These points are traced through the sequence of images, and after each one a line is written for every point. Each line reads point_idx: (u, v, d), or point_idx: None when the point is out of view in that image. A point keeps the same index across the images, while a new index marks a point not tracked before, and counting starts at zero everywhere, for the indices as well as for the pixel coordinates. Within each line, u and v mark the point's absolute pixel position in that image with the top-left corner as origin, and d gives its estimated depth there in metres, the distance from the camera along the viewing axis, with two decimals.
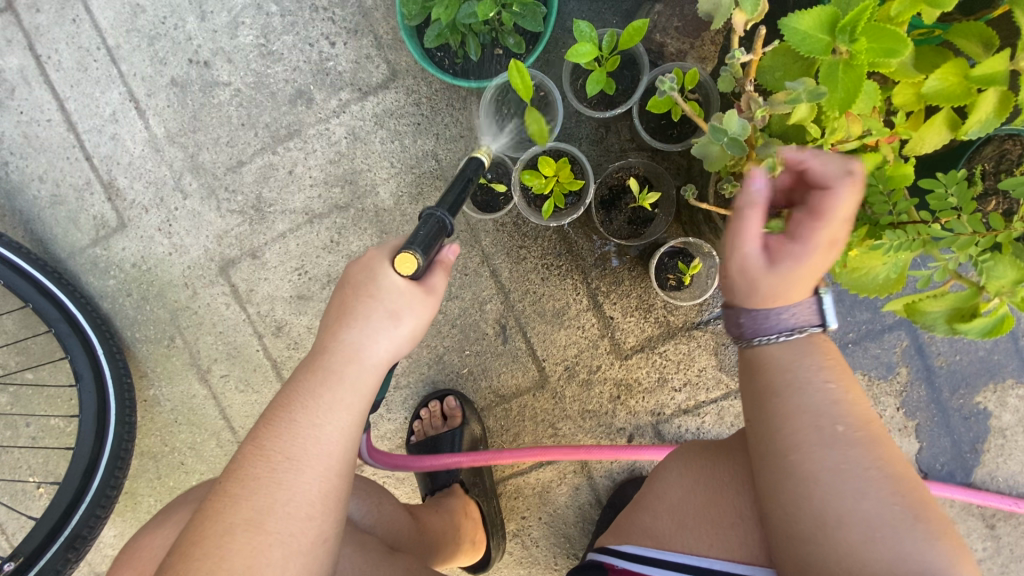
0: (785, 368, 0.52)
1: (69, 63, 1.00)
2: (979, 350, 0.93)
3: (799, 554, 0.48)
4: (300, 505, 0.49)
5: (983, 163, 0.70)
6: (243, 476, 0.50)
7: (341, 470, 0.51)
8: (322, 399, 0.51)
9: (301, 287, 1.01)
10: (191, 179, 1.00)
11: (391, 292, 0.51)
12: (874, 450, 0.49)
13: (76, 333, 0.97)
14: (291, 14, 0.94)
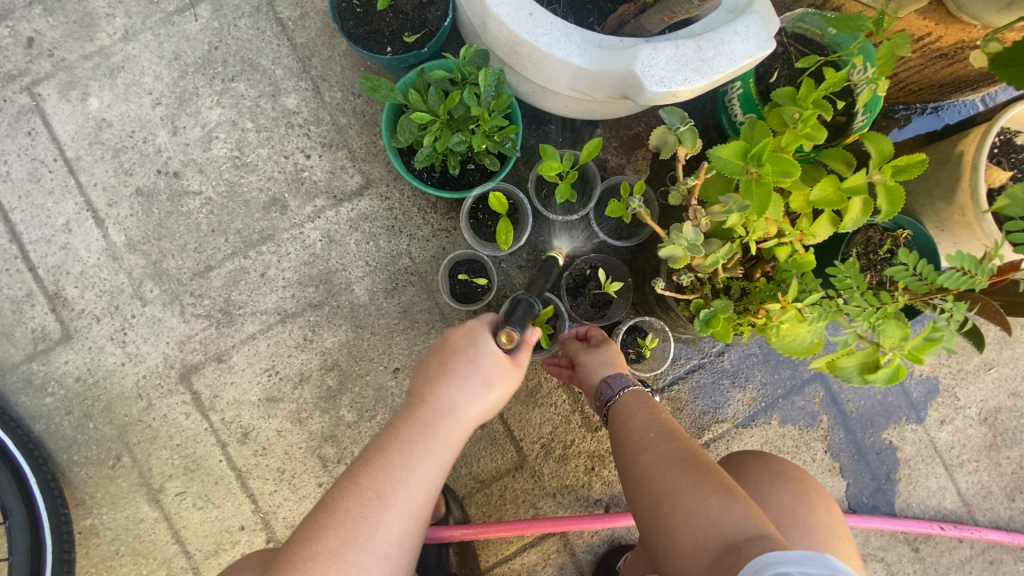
0: (626, 425, 0.72)
1: (20, 174, 0.99)
2: (877, 394, 1.12)
3: (662, 549, 0.58)
4: (381, 543, 0.57)
5: (856, 246, 0.91)
6: (334, 508, 0.57)
7: (420, 515, 0.59)
8: (416, 447, 0.60)
9: (272, 389, 0.99)
10: (153, 286, 0.98)
11: (488, 362, 0.64)
12: (696, 458, 0.63)
13: (6, 462, 0.90)
14: (266, 129, 1.01)
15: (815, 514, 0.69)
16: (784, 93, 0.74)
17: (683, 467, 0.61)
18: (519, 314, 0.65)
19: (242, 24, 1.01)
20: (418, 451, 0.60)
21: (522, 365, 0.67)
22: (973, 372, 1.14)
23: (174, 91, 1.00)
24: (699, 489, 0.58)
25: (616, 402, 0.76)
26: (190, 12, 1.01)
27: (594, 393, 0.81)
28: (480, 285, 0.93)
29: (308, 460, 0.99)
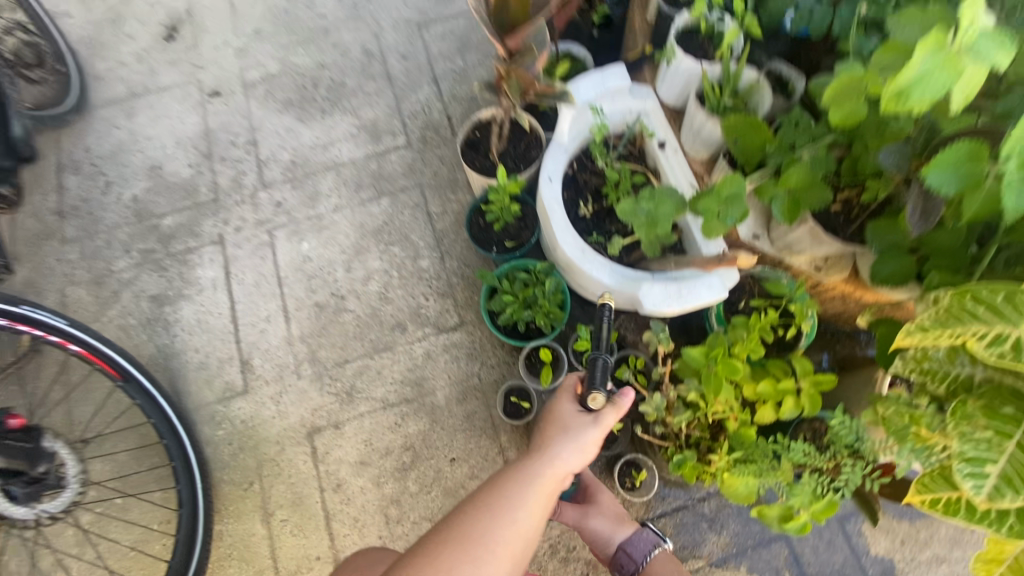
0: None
1: (248, 281, 1.55)
2: (837, 564, 1.33)
3: None
4: (501, 532, 0.81)
5: (804, 431, 1.24)
6: (472, 505, 0.84)
7: (528, 522, 0.83)
8: (529, 471, 0.87)
9: (365, 455, 1.39)
10: (307, 366, 1.46)
11: (579, 422, 0.92)
12: None
13: (187, 469, 1.26)
14: (404, 278, 1.53)
15: None
16: (741, 321, 1.15)
17: None
18: (600, 376, 0.91)
19: (406, 212, 1.60)
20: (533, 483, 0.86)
21: (608, 423, 0.92)
22: (924, 562, 1.33)
23: (354, 246, 1.57)
24: None
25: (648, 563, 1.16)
26: (377, 201, 1.61)
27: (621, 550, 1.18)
28: (525, 407, 1.36)
29: (377, 515, 1.35)
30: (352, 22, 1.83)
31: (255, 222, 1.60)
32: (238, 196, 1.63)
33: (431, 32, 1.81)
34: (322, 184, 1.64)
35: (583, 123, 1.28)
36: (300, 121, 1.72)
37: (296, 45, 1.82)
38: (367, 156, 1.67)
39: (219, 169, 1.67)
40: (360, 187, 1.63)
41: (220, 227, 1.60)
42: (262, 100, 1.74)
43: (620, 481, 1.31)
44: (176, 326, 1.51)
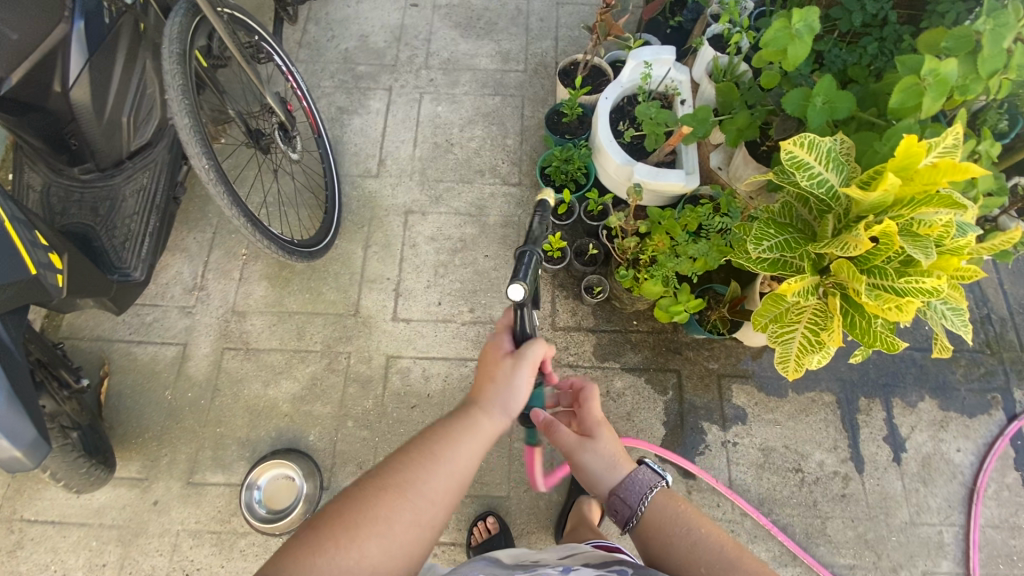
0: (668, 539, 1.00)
1: (399, 116, 2.38)
2: (709, 400, 1.95)
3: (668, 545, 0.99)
4: (439, 478, 0.91)
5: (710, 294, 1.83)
6: (406, 473, 0.89)
7: (460, 476, 0.93)
8: (462, 430, 0.98)
9: (434, 235, 2.17)
10: (417, 175, 2.27)
11: (509, 378, 1.05)
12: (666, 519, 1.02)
13: (330, 192, 2.05)
14: (494, 146, 2.34)
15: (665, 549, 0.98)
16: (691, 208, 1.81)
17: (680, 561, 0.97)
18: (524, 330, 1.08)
19: (509, 110, 2.41)
20: (467, 427, 0.98)
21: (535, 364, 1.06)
22: (768, 419, 1.93)
23: (469, 119, 2.39)
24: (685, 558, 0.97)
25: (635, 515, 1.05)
26: (493, 98, 2.43)
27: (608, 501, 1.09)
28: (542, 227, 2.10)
29: (430, 268, 2.11)
30: None
31: (413, 86, 2.45)
32: (408, 68, 2.49)
33: (565, 9, 2.63)
34: (462, 77, 2.48)
35: (636, 73, 2.03)
36: (461, 37, 2.57)
37: None
38: (496, 70, 2.50)
39: (402, 49, 2.53)
40: (485, 87, 2.45)
41: (391, 82, 2.46)
42: (442, 18, 2.61)
43: (586, 290, 2.01)
44: (347, 128, 2.35)
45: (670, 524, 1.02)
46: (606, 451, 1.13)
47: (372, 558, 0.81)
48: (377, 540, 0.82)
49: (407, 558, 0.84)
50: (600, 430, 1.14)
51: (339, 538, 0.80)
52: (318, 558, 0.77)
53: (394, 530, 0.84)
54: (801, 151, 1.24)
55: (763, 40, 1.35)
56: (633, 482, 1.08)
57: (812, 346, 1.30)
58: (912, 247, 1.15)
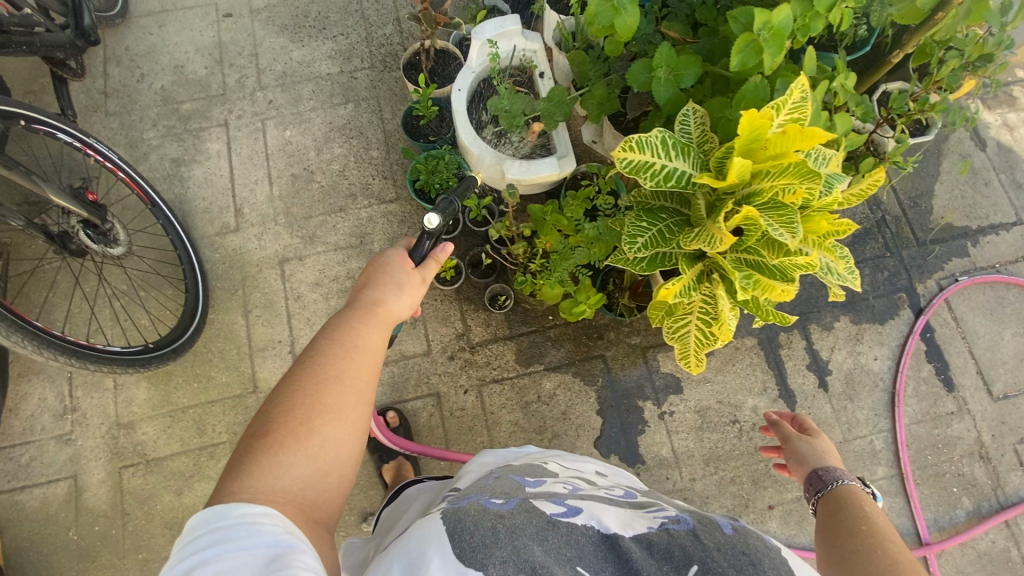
0: (862, 519, 0.92)
1: (244, 154, 2.10)
2: (638, 377, 1.93)
3: (853, 523, 0.91)
4: (363, 363, 0.92)
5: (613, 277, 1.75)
6: (327, 363, 0.89)
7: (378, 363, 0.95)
8: (374, 321, 0.98)
9: (317, 280, 1.97)
10: (282, 217, 2.03)
11: (406, 276, 1.06)
12: (864, 512, 0.94)
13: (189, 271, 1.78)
14: (358, 162, 2.10)
15: (857, 517, 0.92)
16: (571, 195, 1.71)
17: (854, 531, 0.89)
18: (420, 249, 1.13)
19: (365, 116, 2.16)
20: (377, 315, 0.99)
21: (428, 275, 1.11)
22: (698, 380, 1.93)
23: (324, 137, 2.12)
24: (857, 529, 0.89)
25: (846, 496, 1.00)
26: (345, 105, 2.17)
27: (813, 487, 1.08)
28: None
29: (323, 317, 1.94)
30: None
31: (251, 113, 2.15)
32: (240, 93, 2.18)
33: None
34: (305, 90, 2.18)
35: (484, 53, 1.83)
36: (292, 41, 2.26)
37: None
38: (340, 72, 2.21)
39: (228, 72, 2.20)
40: (333, 96, 2.18)
41: (226, 115, 2.15)
42: (264, 24, 2.27)
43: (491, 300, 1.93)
44: (189, 182, 2.06)
45: (858, 501, 0.98)
46: (825, 448, 1.17)
47: (333, 439, 0.84)
48: (335, 427, 0.84)
49: (361, 434, 0.88)
50: (822, 440, 1.19)
51: (290, 437, 0.80)
52: (283, 456, 0.79)
53: (348, 416, 0.86)
54: (635, 154, 1.12)
55: (586, 18, 1.19)
56: (826, 473, 1.09)
57: (708, 339, 1.25)
58: (776, 227, 1.05)
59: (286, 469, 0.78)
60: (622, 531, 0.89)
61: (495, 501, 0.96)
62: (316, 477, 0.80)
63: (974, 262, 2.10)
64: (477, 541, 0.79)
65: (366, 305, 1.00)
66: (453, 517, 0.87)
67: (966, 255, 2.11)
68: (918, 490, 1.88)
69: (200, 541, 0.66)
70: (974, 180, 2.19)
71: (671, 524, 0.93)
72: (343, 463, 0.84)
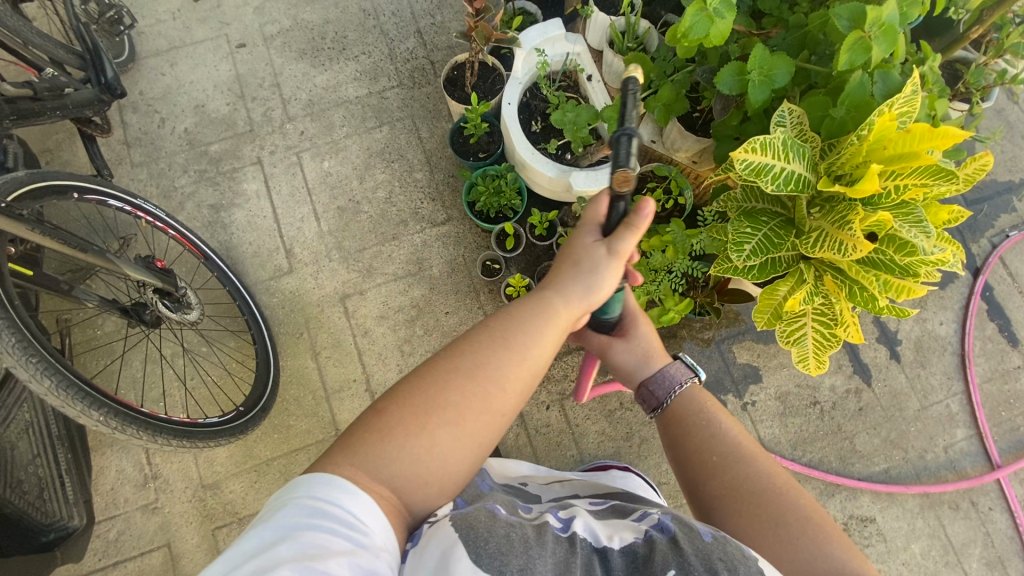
0: (704, 425, 1.03)
1: (285, 191, 2.03)
2: (716, 371, 1.93)
3: (706, 433, 1.02)
4: (504, 373, 0.85)
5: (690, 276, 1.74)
6: (474, 362, 0.85)
7: (529, 378, 0.88)
8: (534, 311, 0.91)
9: (382, 312, 1.93)
10: (335, 251, 1.98)
11: (597, 259, 0.95)
12: (705, 412, 1.05)
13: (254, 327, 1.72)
14: (404, 186, 2.05)
15: (717, 427, 1.02)
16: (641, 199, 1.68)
17: (719, 444, 0.99)
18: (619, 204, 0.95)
19: (402, 137, 2.09)
20: (546, 305, 0.92)
21: (623, 255, 0.95)
22: (775, 366, 1.95)
23: (364, 165, 2.06)
24: (718, 441, 1.00)
25: (677, 404, 1.07)
26: (379, 128, 2.10)
27: (645, 396, 1.11)
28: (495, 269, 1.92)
29: (394, 350, 1.90)
30: None
31: (284, 147, 2.08)
32: (268, 128, 2.09)
33: None
34: (335, 117, 2.11)
35: (531, 63, 1.78)
36: (313, 67, 2.17)
37: (304, 3, 2.23)
38: (368, 94, 2.14)
39: (252, 107, 2.11)
40: (365, 119, 2.11)
41: (257, 152, 2.07)
42: (281, 51, 2.18)
43: None
44: (232, 227, 1.99)
45: (694, 413, 1.05)
46: (639, 347, 1.15)
47: (444, 449, 0.81)
48: (447, 433, 0.80)
49: (477, 450, 0.84)
50: (631, 331, 1.16)
51: (410, 426, 0.80)
52: (392, 447, 0.78)
53: (467, 431, 0.82)
54: (755, 155, 1.10)
55: (680, 29, 1.15)
56: (654, 380, 1.10)
57: (828, 341, 1.24)
58: (908, 229, 1.04)
59: (393, 458, 0.78)
60: (609, 542, 0.89)
61: (500, 512, 0.94)
62: (417, 483, 0.79)
63: (1022, 215, 2.13)
64: (494, 547, 0.79)
65: (535, 300, 0.92)
66: (466, 524, 0.83)
67: (1013, 210, 2.14)
68: (998, 446, 1.92)
69: (289, 512, 0.71)
70: (1012, 132, 2.20)
71: (656, 533, 0.90)
72: (441, 472, 0.81)
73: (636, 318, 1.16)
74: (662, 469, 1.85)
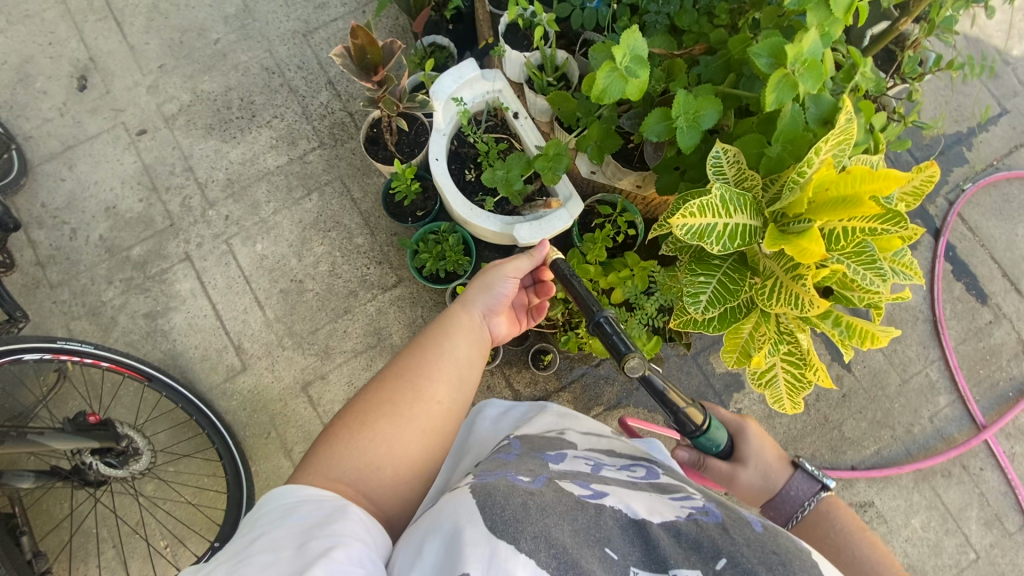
0: (841, 539, 0.98)
1: (221, 284, 1.91)
2: (698, 387, 1.90)
3: (834, 534, 0.99)
4: (429, 366, 1.01)
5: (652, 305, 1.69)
6: (399, 365, 1.01)
7: (453, 367, 1.03)
8: (448, 321, 1.12)
9: (349, 393, 1.85)
10: (287, 338, 1.88)
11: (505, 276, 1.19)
12: (839, 517, 1.01)
13: (219, 438, 1.62)
14: (346, 255, 1.94)
15: (851, 534, 0.98)
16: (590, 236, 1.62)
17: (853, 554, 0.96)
18: (623, 345, 1.01)
19: (335, 202, 1.97)
20: (456, 316, 1.14)
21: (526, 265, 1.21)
22: None
23: (300, 239, 1.94)
24: (851, 546, 0.96)
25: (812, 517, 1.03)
26: (308, 196, 1.97)
27: (782, 508, 1.06)
28: None
29: None
30: (244, 43, 2.08)
31: (211, 235, 1.94)
32: (189, 218, 1.95)
33: (316, 38, 2.10)
34: (259, 193, 1.97)
35: (451, 113, 1.66)
36: (224, 141, 2.01)
37: (201, 73, 2.06)
38: (289, 161, 2.00)
39: (167, 198, 1.96)
40: (292, 190, 1.97)
41: (184, 247, 1.93)
42: (186, 130, 2.02)
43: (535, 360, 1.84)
44: (173, 333, 1.87)
45: (830, 531, 0.99)
46: (759, 466, 1.08)
47: (386, 437, 0.92)
48: (386, 424, 0.92)
49: (418, 432, 0.94)
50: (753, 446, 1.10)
51: (351, 429, 0.92)
52: (341, 447, 0.89)
53: (406, 421, 0.94)
54: (695, 218, 1.02)
55: (594, 95, 1.05)
56: (789, 498, 1.05)
57: (800, 383, 1.18)
58: (862, 271, 0.99)
59: (344, 456, 0.88)
60: (648, 517, 0.79)
61: (521, 479, 0.83)
62: (369, 471, 0.88)
63: (974, 167, 2.10)
64: (509, 517, 0.69)
65: (448, 322, 1.12)
66: (483, 491, 0.75)
67: (965, 162, 2.11)
68: (981, 406, 1.94)
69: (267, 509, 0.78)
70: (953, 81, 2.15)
71: (700, 516, 0.80)
72: (391, 458, 0.90)
73: (742, 430, 1.11)
74: None
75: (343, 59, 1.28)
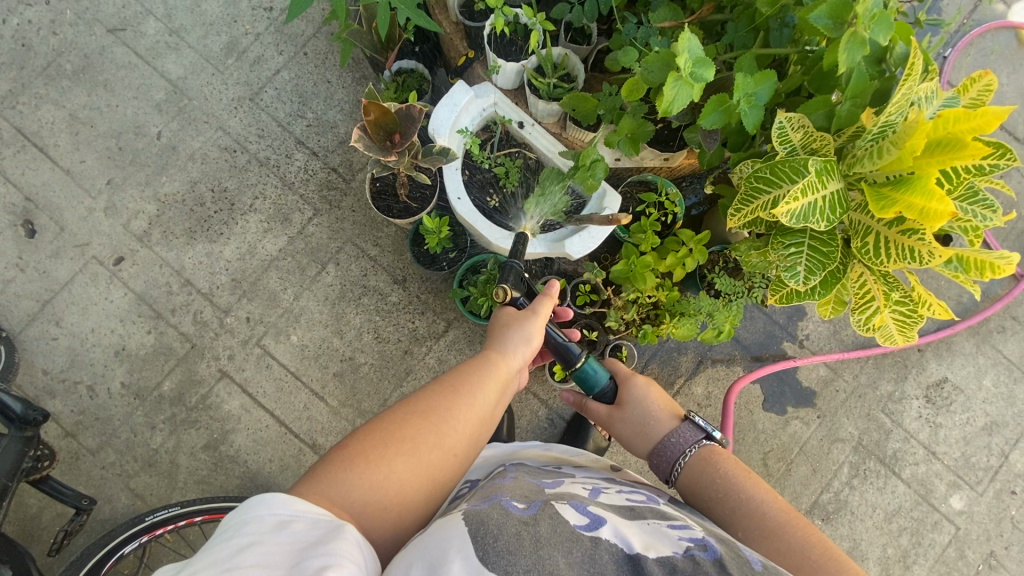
0: (724, 486, 0.96)
1: (271, 389, 1.80)
2: (764, 328, 1.94)
3: (719, 485, 0.97)
4: (463, 418, 0.88)
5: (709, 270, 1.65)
6: (431, 406, 0.87)
7: (478, 425, 0.90)
8: (484, 365, 0.96)
9: None
10: (361, 420, 1.79)
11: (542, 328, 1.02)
12: (729, 467, 0.98)
13: None
14: (387, 316, 1.84)
15: (736, 482, 0.96)
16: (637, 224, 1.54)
17: (735, 500, 0.94)
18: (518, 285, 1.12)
19: (354, 267, 1.85)
20: (491, 362, 0.97)
21: (545, 312, 1.06)
22: None
23: (334, 316, 1.83)
24: (732, 493, 0.95)
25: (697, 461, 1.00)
26: (325, 270, 1.84)
27: (663, 455, 1.03)
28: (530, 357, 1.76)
29: None
30: (190, 127, 1.87)
31: (240, 343, 1.81)
32: (209, 333, 1.80)
33: (266, 97, 1.90)
34: (273, 283, 1.83)
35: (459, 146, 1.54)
36: (213, 241, 1.84)
37: (157, 175, 1.85)
38: (291, 239, 1.85)
39: (177, 320, 1.80)
40: (306, 269, 1.84)
41: (216, 364, 1.79)
42: (167, 242, 1.83)
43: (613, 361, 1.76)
44: (241, 455, 1.76)
45: (713, 478, 0.97)
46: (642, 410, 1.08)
47: (401, 474, 0.79)
48: (403, 460, 0.79)
49: (432, 485, 0.81)
50: (636, 392, 1.10)
51: (364, 457, 0.78)
52: (350, 474, 0.75)
53: (425, 466, 0.81)
54: (799, 203, 1.00)
55: (663, 107, 0.97)
56: (669, 444, 1.03)
57: (911, 319, 1.16)
58: (969, 207, 1.02)
59: (355, 480, 0.75)
60: (642, 550, 0.67)
61: (515, 505, 0.74)
62: (375, 507, 0.75)
63: (949, 30, 2.11)
64: (502, 548, 0.62)
65: (480, 355, 0.99)
66: (474, 518, 0.68)
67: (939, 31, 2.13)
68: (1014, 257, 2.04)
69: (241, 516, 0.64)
70: None
71: (698, 551, 0.69)
72: (401, 500, 0.78)
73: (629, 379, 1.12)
74: (762, 440, 1.88)
75: (364, 142, 1.19)
